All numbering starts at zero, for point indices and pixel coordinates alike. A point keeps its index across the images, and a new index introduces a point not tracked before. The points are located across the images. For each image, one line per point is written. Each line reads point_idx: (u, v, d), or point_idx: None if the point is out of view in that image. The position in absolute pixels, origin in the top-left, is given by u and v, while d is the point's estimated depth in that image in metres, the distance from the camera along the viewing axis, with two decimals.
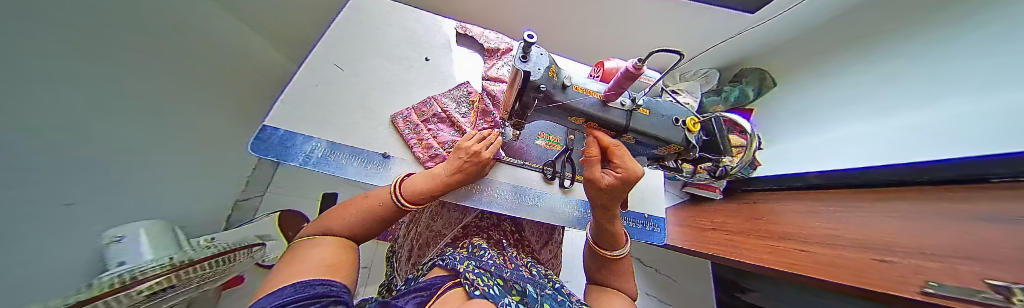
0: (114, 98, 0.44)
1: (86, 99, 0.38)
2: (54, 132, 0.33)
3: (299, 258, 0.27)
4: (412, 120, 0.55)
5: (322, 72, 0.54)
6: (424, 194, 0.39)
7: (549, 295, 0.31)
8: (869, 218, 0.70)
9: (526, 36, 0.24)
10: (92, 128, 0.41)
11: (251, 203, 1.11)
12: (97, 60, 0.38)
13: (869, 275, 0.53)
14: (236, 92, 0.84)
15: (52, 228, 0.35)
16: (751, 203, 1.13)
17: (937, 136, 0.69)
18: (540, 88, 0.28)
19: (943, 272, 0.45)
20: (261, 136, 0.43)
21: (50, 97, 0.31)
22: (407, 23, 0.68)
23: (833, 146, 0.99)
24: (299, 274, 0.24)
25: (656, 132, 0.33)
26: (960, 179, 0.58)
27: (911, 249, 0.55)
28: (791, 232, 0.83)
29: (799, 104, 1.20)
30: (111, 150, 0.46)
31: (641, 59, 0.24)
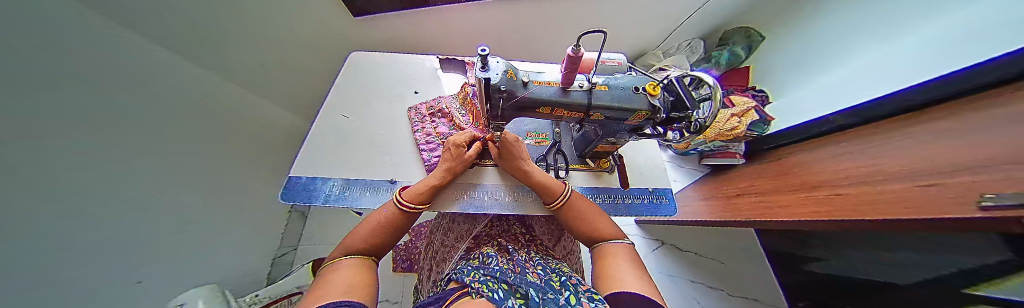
0: (114, 183, 0.48)
1: (86, 186, 0.43)
2: (51, 221, 0.37)
3: (324, 285, 0.30)
4: (421, 112, 0.66)
5: (331, 121, 0.62)
6: (420, 192, 0.45)
7: (551, 296, 0.28)
8: (904, 147, 0.63)
9: (480, 51, 0.29)
10: (99, 212, 0.46)
11: (286, 257, 1.20)
12: (88, 150, 0.43)
13: (914, 208, 0.47)
14: (241, 160, 0.90)
15: None
16: (777, 161, 1.05)
17: (958, 50, 0.67)
18: (501, 89, 0.32)
19: (989, 188, 0.39)
20: (289, 185, 0.51)
21: (43, 190, 0.35)
22: (398, 66, 0.77)
23: (849, 85, 0.98)
24: (322, 300, 0.26)
25: (619, 104, 0.36)
26: (983, 85, 0.56)
27: (950, 170, 0.49)
28: (822, 180, 0.77)
29: (801, 53, 1.21)
30: (122, 231, 0.51)
31: (577, 45, 0.27)
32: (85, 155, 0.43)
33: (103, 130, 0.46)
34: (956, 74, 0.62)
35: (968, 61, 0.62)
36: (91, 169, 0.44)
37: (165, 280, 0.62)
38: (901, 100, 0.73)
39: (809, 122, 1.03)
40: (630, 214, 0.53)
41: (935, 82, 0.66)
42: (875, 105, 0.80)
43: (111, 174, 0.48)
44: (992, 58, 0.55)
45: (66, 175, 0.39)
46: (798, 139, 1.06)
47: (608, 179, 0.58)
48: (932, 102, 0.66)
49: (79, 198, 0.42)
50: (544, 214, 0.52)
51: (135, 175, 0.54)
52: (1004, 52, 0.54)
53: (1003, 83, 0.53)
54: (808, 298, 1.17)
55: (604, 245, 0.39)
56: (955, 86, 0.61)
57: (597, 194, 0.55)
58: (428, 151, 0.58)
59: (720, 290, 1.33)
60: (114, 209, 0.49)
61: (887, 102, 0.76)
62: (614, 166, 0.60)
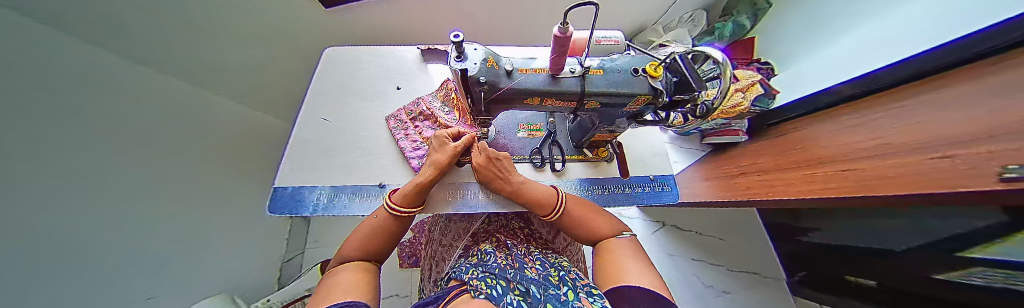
0: (71, 203, 0.46)
1: (42, 207, 0.41)
2: (14, 245, 0.36)
3: (325, 288, 0.29)
4: (401, 119, 0.61)
5: (311, 126, 0.58)
6: (408, 193, 0.43)
7: (553, 292, 0.27)
8: (908, 113, 0.60)
9: (453, 36, 0.25)
10: (58, 233, 0.44)
11: (294, 261, 1.23)
12: (40, 169, 0.41)
13: (926, 179, 0.45)
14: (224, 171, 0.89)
15: None
16: (781, 135, 1.02)
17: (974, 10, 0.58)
18: (480, 81, 0.29)
19: (998, 158, 0.36)
20: (274, 197, 0.48)
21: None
22: (377, 60, 0.72)
23: (849, 57, 0.90)
24: (333, 298, 0.27)
25: (616, 89, 0.32)
26: (971, 58, 0.51)
27: (955, 139, 0.46)
28: (829, 154, 0.74)
29: (828, 9, 1.05)
30: (86, 252, 0.49)
31: (565, 21, 0.23)
32: (40, 174, 0.41)
33: (51, 147, 0.43)
34: (959, 42, 0.55)
35: (974, 25, 0.54)
36: (44, 189, 0.42)
37: (157, 296, 0.63)
38: (898, 71, 0.67)
39: (811, 97, 0.98)
40: (629, 204, 0.51)
41: (938, 50, 0.58)
42: (878, 76, 0.73)
43: (67, 193, 0.46)
44: (984, 28, 0.50)
45: (22, 196, 0.38)
46: (804, 112, 0.99)
47: (606, 169, 0.55)
48: (925, 73, 0.61)
49: (36, 218, 0.40)
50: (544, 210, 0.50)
51: (96, 194, 0.51)
52: (1001, 19, 0.48)
53: (982, 56, 0.49)
54: (806, 268, 1.20)
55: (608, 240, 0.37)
56: (944, 57, 0.56)
57: (594, 185, 0.53)
58: (416, 156, 0.55)
59: (720, 266, 1.36)
60: (75, 229, 0.47)
61: (892, 72, 0.69)
62: (613, 155, 0.57)
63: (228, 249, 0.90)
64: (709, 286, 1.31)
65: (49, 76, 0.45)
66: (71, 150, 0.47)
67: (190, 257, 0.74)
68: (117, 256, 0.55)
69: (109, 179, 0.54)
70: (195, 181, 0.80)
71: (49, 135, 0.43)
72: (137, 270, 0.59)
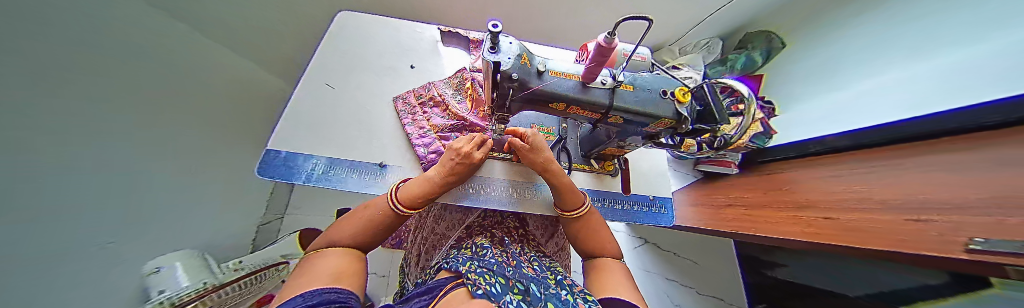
0: (104, 131, 0.46)
1: (82, 133, 0.42)
2: (59, 168, 0.37)
3: (310, 271, 0.28)
4: (409, 101, 0.58)
5: (313, 91, 0.55)
6: (420, 198, 0.41)
7: (554, 292, 0.28)
8: (891, 171, 0.65)
9: (491, 26, 0.24)
10: (96, 162, 0.45)
11: (272, 225, 1.19)
12: (83, 95, 0.41)
13: (900, 236, 0.49)
14: (221, 121, 0.85)
15: (68, 269, 0.38)
16: (769, 174, 1.07)
17: (954, 84, 0.63)
18: (512, 78, 0.28)
19: (986, 226, 0.38)
20: (266, 159, 0.46)
21: (48, 134, 0.35)
22: (390, 33, 0.68)
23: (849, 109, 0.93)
24: (313, 284, 0.26)
25: (642, 109, 0.32)
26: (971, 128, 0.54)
27: (937, 202, 0.49)
28: (814, 199, 0.78)
29: (816, 60, 1.11)
30: (116, 184, 0.50)
31: (612, 31, 0.22)
32: (83, 99, 0.41)
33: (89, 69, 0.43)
34: (948, 113, 0.59)
35: (962, 100, 0.59)
36: (86, 115, 0.42)
37: (152, 238, 0.62)
38: (903, 129, 0.68)
39: (807, 142, 1.00)
40: (627, 220, 0.52)
41: (929, 118, 0.63)
42: (869, 131, 0.78)
43: (106, 122, 0.46)
44: (990, 101, 0.51)
45: (66, 120, 0.38)
46: (795, 154, 1.03)
47: (609, 183, 0.56)
48: (919, 135, 0.64)
49: (78, 143, 0.41)
50: (546, 214, 0.51)
51: (116, 127, 0.50)
52: (992, 98, 0.51)
53: (993, 128, 0.51)
54: (766, 301, 1.27)
55: (601, 259, 0.37)
56: (937, 126, 0.60)
57: (595, 196, 0.53)
58: (421, 143, 0.53)
59: (691, 288, 1.43)
60: (108, 161, 0.48)
61: (885, 131, 0.73)
62: (618, 169, 0.57)
63: (220, 202, 0.88)
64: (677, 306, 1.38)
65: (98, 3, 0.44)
66: (113, 80, 0.48)
67: (183, 203, 0.73)
68: (133, 192, 0.55)
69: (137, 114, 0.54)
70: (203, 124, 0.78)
71: (93, 63, 0.43)
72: (149, 208, 0.59)
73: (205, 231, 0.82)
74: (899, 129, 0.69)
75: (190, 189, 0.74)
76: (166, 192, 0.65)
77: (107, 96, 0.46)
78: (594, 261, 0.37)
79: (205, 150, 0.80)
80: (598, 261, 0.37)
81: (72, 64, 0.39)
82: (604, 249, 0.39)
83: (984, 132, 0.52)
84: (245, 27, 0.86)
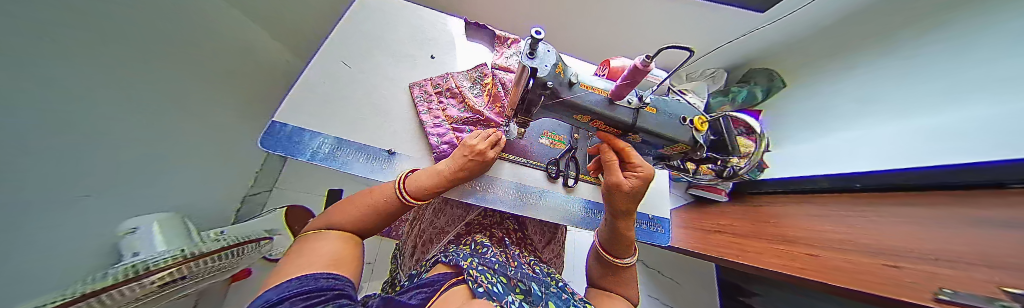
0: (109, 79, 0.45)
1: (88, 80, 0.41)
2: (58, 111, 0.35)
3: (310, 252, 0.28)
4: (427, 89, 0.58)
5: (328, 68, 0.54)
6: (427, 190, 0.40)
7: (553, 292, 0.29)
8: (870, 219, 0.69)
9: (533, 33, 0.24)
10: (96, 112, 0.44)
11: (259, 197, 1.15)
12: (93, 43, 0.40)
13: (868, 277, 0.53)
14: (226, 84, 0.83)
15: (50, 219, 0.36)
16: (757, 206, 1.11)
17: (956, 142, 0.65)
18: (546, 85, 0.28)
19: (956, 279, 0.41)
20: (270, 131, 0.44)
21: (53, 79, 0.34)
22: (413, 20, 0.68)
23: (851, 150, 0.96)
24: (311, 267, 0.25)
25: (662, 131, 0.33)
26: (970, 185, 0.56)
27: (912, 252, 0.53)
28: (799, 234, 0.81)
29: (816, 101, 1.16)
30: (110, 138, 0.48)
31: (651, 55, 0.23)
32: (91, 45, 0.40)
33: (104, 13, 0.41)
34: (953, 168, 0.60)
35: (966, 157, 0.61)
36: (90, 60, 0.40)
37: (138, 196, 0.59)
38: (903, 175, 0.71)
39: (803, 178, 1.03)
40: None
41: (932, 170, 0.64)
42: (870, 178, 0.80)
43: (111, 73, 0.45)
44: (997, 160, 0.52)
45: (74, 65, 0.37)
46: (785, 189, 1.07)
47: None
48: (920, 186, 0.66)
49: (81, 90, 0.40)
50: (552, 222, 0.49)
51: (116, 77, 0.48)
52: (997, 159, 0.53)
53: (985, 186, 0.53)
54: None
55: (609, 293, 0.38)
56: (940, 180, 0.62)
57: (598, 209, 0.54)
58: (435, 132, 0.52)
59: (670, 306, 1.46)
60: (106, 112, 0.46)
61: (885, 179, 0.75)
62: None
63: (208, 168, 0.85)
64: None
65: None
66: (122, 30, 0.46)
67: (172, 164, 0.70)
68: (126, 147, 0.53)
69: (146, 68, 0.53)
70: (206, 85, 0.75)
71: (110, 12, 0.42)
72: (138, 165, 0.57)
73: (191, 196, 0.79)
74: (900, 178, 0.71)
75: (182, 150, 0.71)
76: (158, 151, 0.63)
77: (116, 47, 0.45)
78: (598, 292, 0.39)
79: (204, 111, 0.77)
80: (603, 293, 0.38)
81: (88, 10, 0.38)
82: (619, 287, 0.39)
83: (982, 188, 0.54)
84: None
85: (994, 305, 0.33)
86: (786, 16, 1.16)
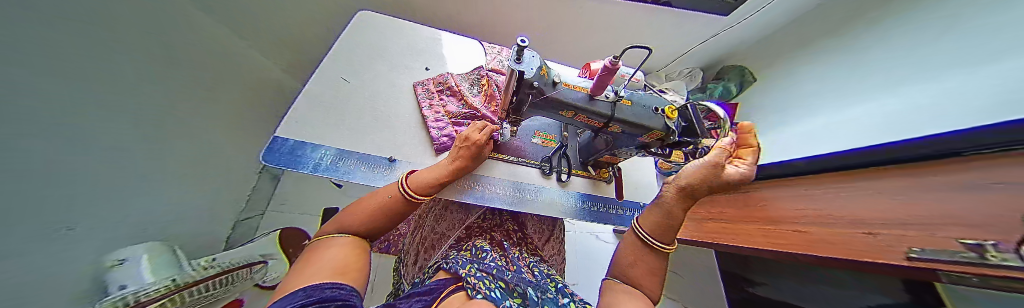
0: (95, 104, 0.45)
1: (73, 112, 0.41)
2: (37, 139, 0.34)
3: (318, 261, 0.30)
4: (429, 88, 0.63)
5: (329, 84, 0.57)
6: (429, 185, 0.43)
7: (549, 297, 0.31)
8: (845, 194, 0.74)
9: (519, 41, 0.28)
10: (78, 143, 0.43)
11: (251, 221, 1.12)
12: (77, 75, 0.40)
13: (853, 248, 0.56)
14: (215, 106, 0.83)
15: (35, 251, 0.35)
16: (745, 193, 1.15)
17: (926, 116, 0.69)
18: (532, 84, 0.32)
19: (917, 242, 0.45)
20: (272, 147, 0.46)
21: (39, 111, 0.34)
22: (409, 35, 0.73)
23: (811, 137, 1.04)
24: (315, 277, 0.26)
25: (639, 121, 0.37)
26: (922, 156, 0.59)
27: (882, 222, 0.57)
28: (782, 215, 0.86)
29: (775, 93, 1.28)
30: (88, 168, 0.46)
31: (617, 55, 0.27)
32: (74, 75, 0.39)
33: (94, 41, 0.42)
34: (907, 142, 0.65)
35: (927, 129, 0.65)
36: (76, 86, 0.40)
37: (121, 226, 0.57)
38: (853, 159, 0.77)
39: (776, 163, 1.09)
40: (620, 224, 0.56)
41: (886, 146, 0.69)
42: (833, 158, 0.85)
43: (95, 99, 0.44)
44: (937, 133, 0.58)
45: (58, 98, 0.37)
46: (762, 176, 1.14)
47: (604, 189, 0.60)
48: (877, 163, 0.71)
49: (65, 123, 0.39)
50: (552, 216, 0.51)
51: (113, 103, 0.49)
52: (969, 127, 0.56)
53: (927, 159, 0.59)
54: None
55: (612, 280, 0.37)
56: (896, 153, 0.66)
57: (592, 201, 0.57)
58: (437, 126, 0.56)
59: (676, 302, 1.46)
60: (90, 142, 0.46)
61: (844, 158, 0.80)
62: (613, 177, 0.62)
63: (196, 194, 0.83)
64: None
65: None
66: (110, 60, 0.46)
67: (160, 191, 0.68)
68: (109, 176, 0.51)
69: (128, 96, 0.52)
70: (196, 110, 0.75)
71: (97, 39, 0.42)
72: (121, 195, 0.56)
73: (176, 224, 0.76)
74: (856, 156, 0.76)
75: (169, 176, 0.70)
76: (142, 179, 0.61)
77: (103, 74, 0.45)
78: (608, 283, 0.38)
79: (194, 135, 0.77)
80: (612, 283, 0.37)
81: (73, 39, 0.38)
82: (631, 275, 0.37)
83: (918, 162, 0.61)
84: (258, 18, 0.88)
85: (957, 257, 0.37)
86: (747, 17, 1.28)
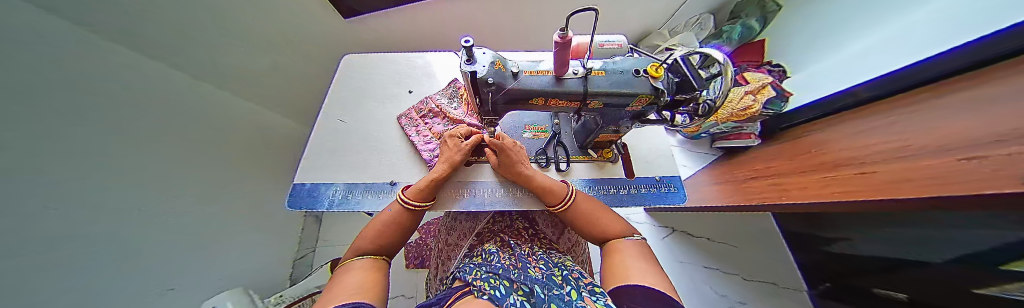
0: (80, 194, 0.48)
1: (66, 203, 0.46)
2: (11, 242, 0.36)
3: (341, 285, 0.31)
4: (412, 116, 0.64)
5: (329, 127, 0.62)
6: (422, 190, 0.46)
7: (557, 291, 0.28)
8: (913, 118, 0.58)
9: (464, 41, 0.27)
10: (74, 235, 0.47)
11: (306, 259, 1.27)
12: (65, 169, 0.46)
13: (933, 179, 0.44)
14: (231, 168, 0.92)
15: None
16: (795, 139, 0.98)
17: (985, 11, 0.57)
18: (489, 82, 0.31)
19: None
20: (293, 192, 0.52)
21: (18, 210, 0.37)
22: (389, 66, 0.76)
23: (867, 56, 0.86)
24: (337, 299, 0.28)
25: (618, 90, 0.34)
26: (993, 58, 0.50)
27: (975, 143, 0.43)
28: (842, 156, 0.72)
29: (826, 15, 1.05)
30: (97, 249, 0.51)
31: (564, 28, 0.24)
32: (50, 173, 0.43)
33: (63, 138, 0.45)
34: (971, 46, 0.55)
35: (983, 29, 0.55)
36: (51, 184, 0.43)
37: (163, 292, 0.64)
38: (929, 67, 0.63)
39: (826, 98, 0.94)
40: (636, 205, 0.52)
41: (948, 54, 0.59)
42: (890, 79, 0.72)
43: (80, 190, 0.48)
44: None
45: (43, 192, 0.42)
46: (810, 118, 0.99)
47: (612, 170, 0.56)
48: (939, 77, 0.60)
49: (58, 212, 0.44)
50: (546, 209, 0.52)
51: (104, 190, 0.53)
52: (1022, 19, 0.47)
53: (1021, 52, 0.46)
54: (830, 281, 1.11)
55: (614, 240, 0.37)
56: (963, 60, 0.55)
57: (598, 185, 0.54)
58: (428, 148, 0.58)
59: (735, 275, 1.30)
60: (94, 225, 0.51)
61: (906, 76, 0.68)
62: (617, 155, 0.58)
63: (245, 245, 0.95)
64: (723, 296, 1.25)
65: (88, 83, 0.50)
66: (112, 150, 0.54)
67: (200, 252, 0.77)
68: (134, 253, 0.59)
69: (122, 180, 0.57)
70: (212, 177, 0.84)
71: (67, 137, 0.46)
72: (151, 265, 0.63)
73: (229, 274, 0.87)
74: (919, 72, 0.64)
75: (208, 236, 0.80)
76: (175, 243, 0.69)
77: (81, 166, 0.49)
78: (608, 245, 0.37)
79: (221, 197, 0.87)
80: (613, 243, 0.37)
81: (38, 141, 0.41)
82: (613, 231, 0.39)
83: (998, 63, 0.50)
84: (252, 81, 0.97)
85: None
86: None
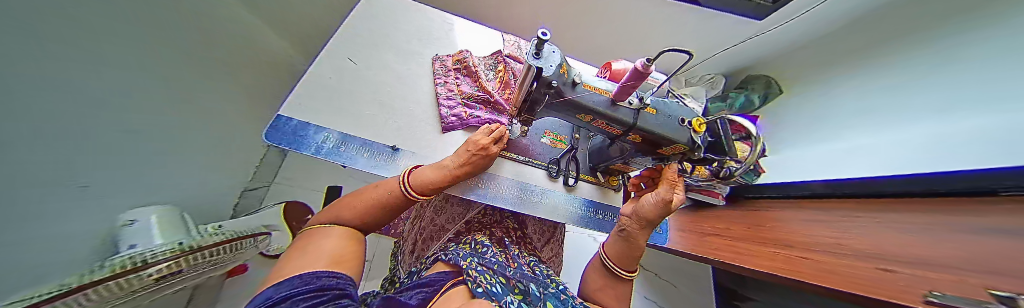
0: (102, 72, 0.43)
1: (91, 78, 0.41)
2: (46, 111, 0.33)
3: (313, 247, 0.29)
4: (446, 64, 0.63)
5: (333, 65, 0.55)
6: (432, 182, 0.42)
7: (551, 293, 0.31)
8: (854, 222, 0.71)
9: (539, 34, 0.25)
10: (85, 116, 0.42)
11: (257, 192, 1.14)
12: None
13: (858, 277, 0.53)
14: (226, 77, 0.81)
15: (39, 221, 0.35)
16: (752, 210, 1.11)
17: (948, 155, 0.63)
18: (551, 84, 0.32)
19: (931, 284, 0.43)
20: (275, 125, 0.45)
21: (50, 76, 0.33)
22: (420, 19, 0.69)
23: (848, 157, 0.94)
24: (314, 264, 0.26)
25: (662, 131, 0.37)
26: (966, 192, 0.53)
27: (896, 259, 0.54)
28: (789, 237, 0.82)
29: (810, 111, 1.18)
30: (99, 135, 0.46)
31: (650, 58, 0.25)
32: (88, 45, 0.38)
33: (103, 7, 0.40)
34: (940, 175, 0.59)
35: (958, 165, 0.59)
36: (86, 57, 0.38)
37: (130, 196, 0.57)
38: (890, 185, 0.70)
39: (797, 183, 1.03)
40: None
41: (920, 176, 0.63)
42: (857, 183, 0.81)
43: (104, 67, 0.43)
44: (990, 167, 0.50)
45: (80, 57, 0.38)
46: (783, 196, 1.05)
47: (612, 198, 0.60)
48: (913, 192, 0.64)
49: (106, 79, 0.43)
50: (557, 220, 0.51)
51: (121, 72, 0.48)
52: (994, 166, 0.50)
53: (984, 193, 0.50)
54: None
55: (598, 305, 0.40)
56: (927, 186, 0.61)
57: (596, 207, 0.57)
58: (447, 101, 0.57)
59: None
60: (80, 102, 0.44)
61: (872, 185, 0.75)
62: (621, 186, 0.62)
63: (209, 164, 0.85)
64: None
65: None
66: (153, 34, 0.50)
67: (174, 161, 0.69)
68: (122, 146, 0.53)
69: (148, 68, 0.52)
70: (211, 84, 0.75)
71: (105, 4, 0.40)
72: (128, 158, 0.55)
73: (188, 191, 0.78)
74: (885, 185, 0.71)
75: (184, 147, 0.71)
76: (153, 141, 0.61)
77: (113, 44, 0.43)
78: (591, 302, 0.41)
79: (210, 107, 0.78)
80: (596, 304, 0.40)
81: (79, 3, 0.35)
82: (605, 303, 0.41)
83: (959, 196, 0.55)
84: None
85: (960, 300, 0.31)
86: (788, 22, 1.15)
